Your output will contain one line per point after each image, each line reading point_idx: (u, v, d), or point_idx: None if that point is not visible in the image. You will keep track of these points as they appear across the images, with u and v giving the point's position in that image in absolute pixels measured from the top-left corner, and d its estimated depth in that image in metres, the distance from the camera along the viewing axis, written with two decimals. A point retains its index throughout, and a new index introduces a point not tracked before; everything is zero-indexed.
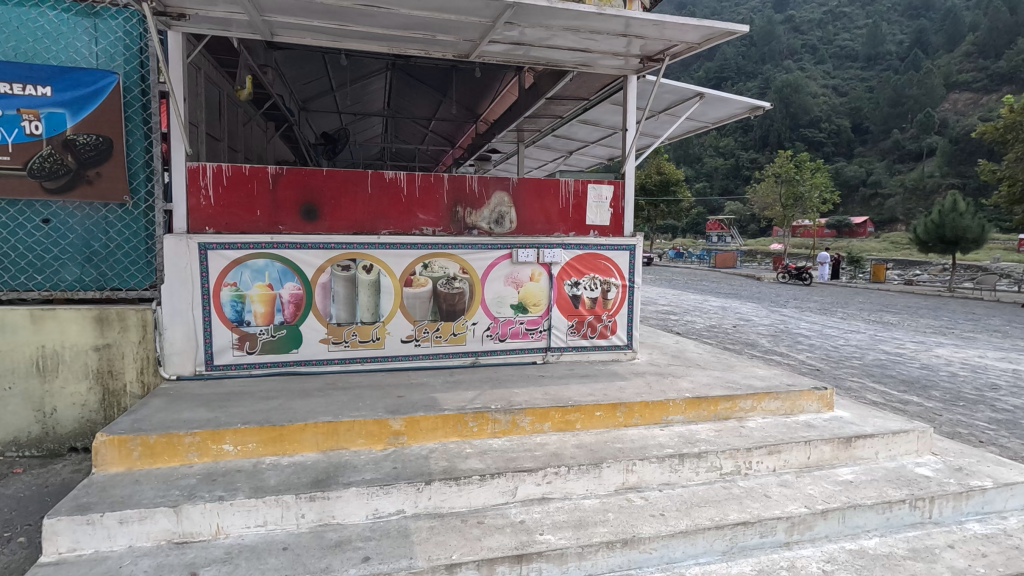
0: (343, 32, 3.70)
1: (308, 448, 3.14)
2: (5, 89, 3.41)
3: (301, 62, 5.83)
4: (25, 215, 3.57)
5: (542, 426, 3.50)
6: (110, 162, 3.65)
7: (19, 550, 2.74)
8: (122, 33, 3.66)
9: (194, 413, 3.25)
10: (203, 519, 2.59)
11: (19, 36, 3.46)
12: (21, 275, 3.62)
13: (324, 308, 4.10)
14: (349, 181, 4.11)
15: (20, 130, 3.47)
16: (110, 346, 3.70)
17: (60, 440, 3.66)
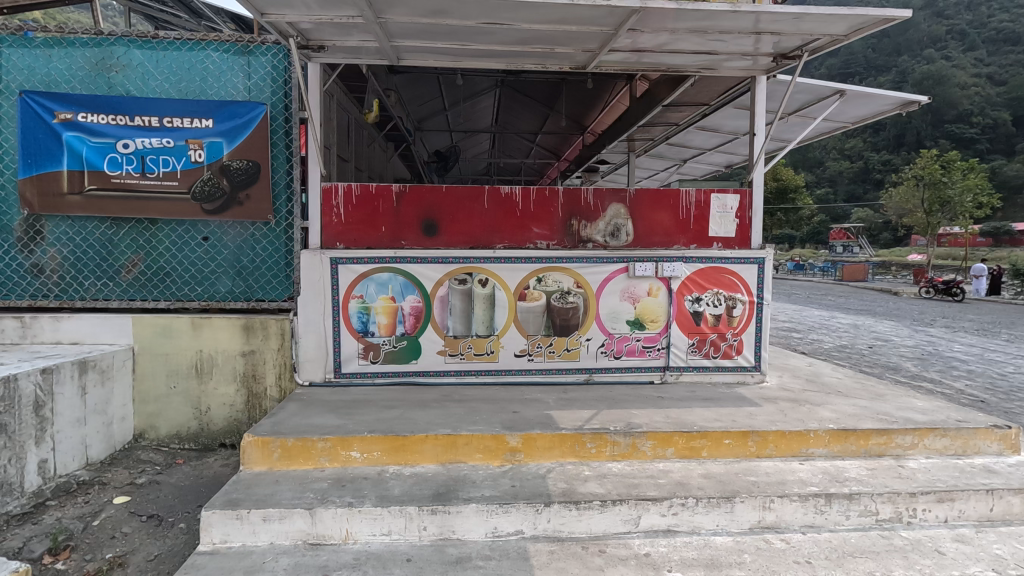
0: (464, 52, 3.79)
1: (428, 459, 3.18)
2: (178, 123, 3.90)
3: (421, 84, 6.12)
4: (190, 234, 4.05)
5: (664, 452, 3.29)
6: (257, 184, 4.01)
7: (180, 536, 3.04)
8: (270, 67, 4.03)
9: (325, 419, 3.44)
10: (334, 523, 2.70)
11: (189, 76, 3.96)
12: (186, 286, 4.10)
13: (441, 320, 4.19)
14: (466, 196, 4.19)
15: (187, 159, 3.93)
16: (254, 352, 4.04)
17: (212, 436, 4.07)
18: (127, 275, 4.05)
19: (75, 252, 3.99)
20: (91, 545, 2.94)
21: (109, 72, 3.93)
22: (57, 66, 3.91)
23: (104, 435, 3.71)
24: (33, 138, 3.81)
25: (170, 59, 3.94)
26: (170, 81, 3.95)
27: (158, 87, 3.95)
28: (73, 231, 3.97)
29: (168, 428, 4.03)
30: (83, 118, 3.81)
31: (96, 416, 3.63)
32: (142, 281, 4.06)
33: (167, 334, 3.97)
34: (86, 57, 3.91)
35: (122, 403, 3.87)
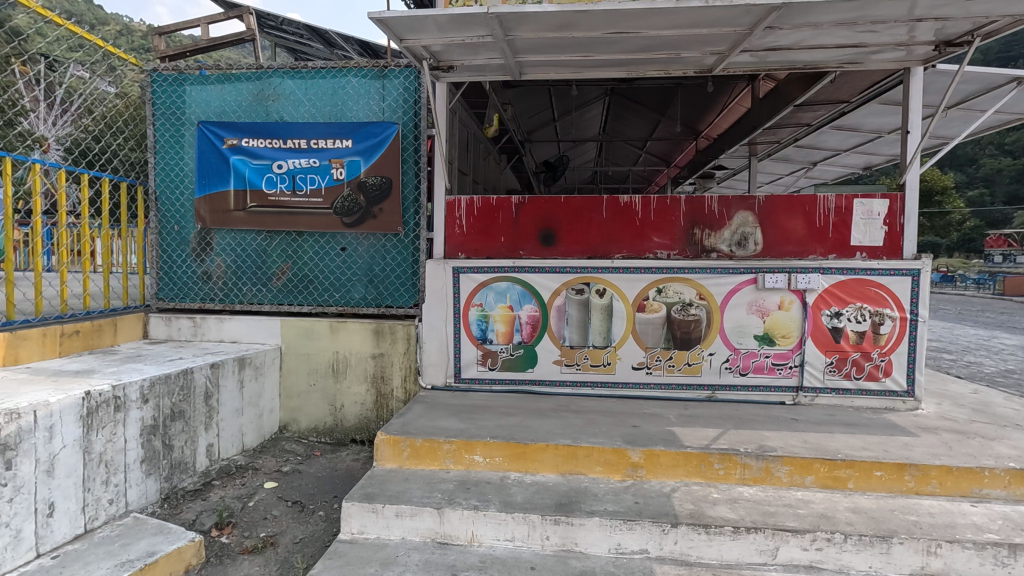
0: (586, 63, 3.80)
1: (548, 468, 3.19)
2: (323, 144, 4.29)
3: (536, 97, 6.23)
4: (330, 244, 4.43)
5: (802, 480, 3.03)
6: (390, 199, 4.30)
7: (321, 523, 3.31)
8: (403, 89, 4.31)
9: (448, 422, 3.58)
10: (461, 524, 2.79)
11: (333, 101, 4.36)
12: (325, 292, 4.47)
13: (558, 330, 4.20)
14: (585, 206, 4.18)
15: (330, 176, 4.30)
16: (383, 355, 4.32)
17: (345, 432, 4.38)
18: (277, 282, 4.50)
19: (237, 261, 4.53)
20: (248, 523, 3.28)
21: (267, 101, 4.43)
22: (226, 99, 4.48)
23: (256, 425, 4.14)
24: (208, 162, 4.39)
25: (317, 87, 4.36)
26: (316, 107, 4.38)
27: (307, 113, 4.39)
28: (235, 243, 4.51)
29: (308, 422, 4.41)
30: (246, 143, 4.33)
31: (251, 408, 4.07)
32: (289, 287, 4.50)
33: (309, 336, 4.36)
34: (249, 90, 4.45)
35: (271, 397, 4.30)
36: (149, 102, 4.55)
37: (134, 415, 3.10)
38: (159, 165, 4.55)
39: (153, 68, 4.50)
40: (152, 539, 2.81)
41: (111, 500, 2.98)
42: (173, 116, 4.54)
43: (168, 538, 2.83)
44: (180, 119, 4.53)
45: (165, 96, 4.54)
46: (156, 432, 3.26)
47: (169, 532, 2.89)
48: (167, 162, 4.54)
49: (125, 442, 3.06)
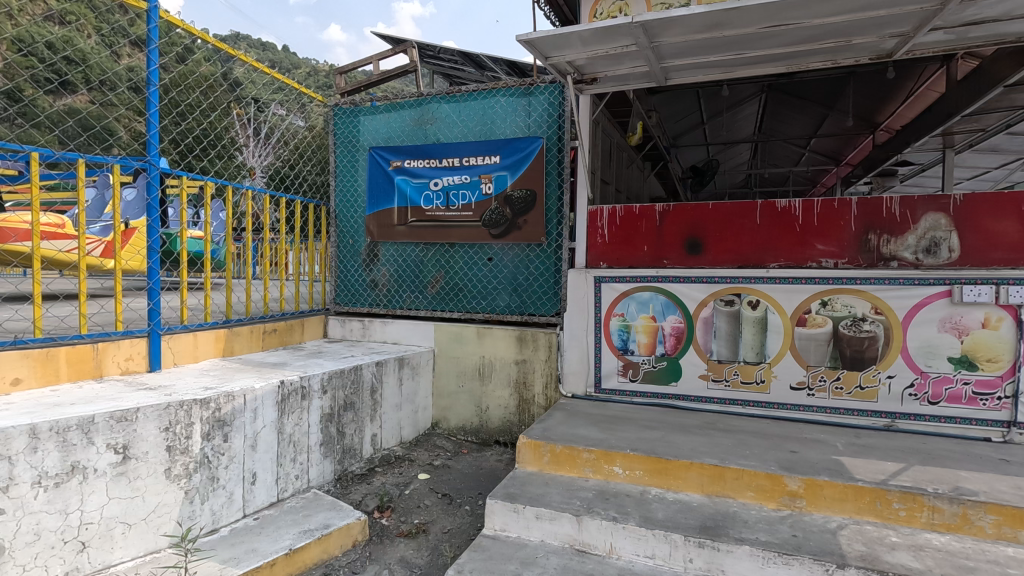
0: (738, 61, 3.60)
1: (693, 488, 3.04)
2: (473, 161, 4.59)
3: (683, 101, 6.01)
4: (479, 255, 4.71)
5: (1014, 534, 2.51)
6: (534, 211, 4.46)
7: (466, 517, 3.52)
8: (547, 104, 4.46)
9: (588, 431, 3.59)
10: (599, 534, 2.78)
11: (483, 120, 4.65)
12: (474, 300, 4.77)
13: (705, 343, 3.98)
14: (736, 213, 3.94)
15: (479, 191, 4.59)
16: (525, 361, 4.48)
17: (489, 433, 4.60)
18: (432, 290, 4.90)
19: (398, 270, 5.02)
20: (404, 509, 3.60)
21: (426, 125, 4.87)
22: (392, 125, 5.02)
23: (412, 420, 4.53)
24: (377, 182, 4.96)
25: (470, 109, 4.69)
26: (468, 127, 4.71)
27: (461, 133, 4.75)
28: (397, 254, 5.01)
29: (456, 421, 4.71)
30: (408, 164, 4.81)
31: (408, 404, 4.47)
32: (442, 295, 4.87)
33: (459, 341, 4.67)
34: (411, 116, 4.92)
35: (425, 395, 4.68)
36: (331, 133, 5.27)
37: (316, 403, 3.59)
38: (338, 186, 5.24)
39: (335, 103, 5.20)
40: (328, 514, 3.22)
41: (297, 476, 3.48)
42: (349, 144, 5.19)
43: (340, 514, 3.22)
44: (355, 145, 5.16)
45: (344, 127, 5.22)
46: (332, 419, 3.73)
47: (341, 509, 3.29)
48: (345, 184, 5.21)
49: (309, 426, 3.56)
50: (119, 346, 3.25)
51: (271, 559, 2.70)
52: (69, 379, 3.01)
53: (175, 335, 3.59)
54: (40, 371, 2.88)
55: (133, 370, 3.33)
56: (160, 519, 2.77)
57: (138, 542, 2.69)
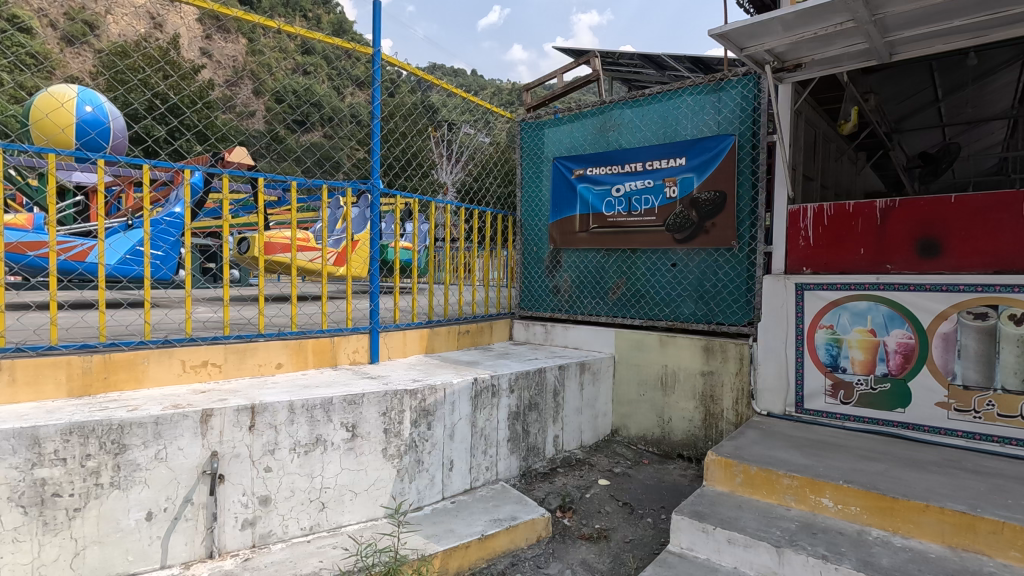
0: (995, 22, 2.94)
1: (929, 536, 2.55)
2: (657, 165, 4.49)
3: (910, 77, 5.11)
4: (662, 260, 4.59)
5: None
6: (723, 213, 4.19)
7: (649, 529, 3.43)
8: (740, 98, 4.15)
9: (789, 454, 3.24)
10: (804, 571, 2.47)
11: (667, 122, 4.52)
12: (656, 307, 4.65)
13: (944, 364, 3.30)
14: (990, 206, 3.18)
15: (663, 196, 4.46)
16: (713, 373, 4.21)
17: (672, 445, 4.41)
18: (612, 296, 4.90)
19: (580, 276, 5.11)
20: (585, 512, 3.64)
21: (608, 132, 4.89)
22: (575, 134, 5.15)
23: (592, 425, 4.57)
24: (560, 191, 5.13)
25: (653, 112, 4.60)
26: (652, 130, 4.61)
27: (644, 137, 4.66)
28: (578, 260, 5.11)
29: (637, 430, 4.61)
30: (590, 172, 4.89)
31: (588, 408, 4.52)
32: (622, 301, 4.84)
33: (640, 348, 4.58)
34: (594, 124, 4.99)
35: (605, 401, 4.68)
36: (518, 147, 5.59)
37: (504, 401, 3.83)
38: (524, 197, 5.54)
39: (522, 118, 5.50)
40: (515, 506, 3.41)
41: (487, 467, 3.75)
42: (534, 156, 5.46)
43: (525, 509, 3.38)
44: (539, 156, 5.40)
45: (530, 140, 5.49)
46: (518, 418, 3.94)
47: (526, 504, 3.45)
48: (529, 195, 5.49)
49: (498, 422, 3.81)
50: (349, 341, 3.84)
51: (466, 541, 2.94)
52: (314, 366, 3.66)
53: (389, 333, 4.13)
54: (295, 358, 3.56)
55: (358, 361, 3.90)
56: (378, 492, 3.21)
57: (363, 508, 3.16)
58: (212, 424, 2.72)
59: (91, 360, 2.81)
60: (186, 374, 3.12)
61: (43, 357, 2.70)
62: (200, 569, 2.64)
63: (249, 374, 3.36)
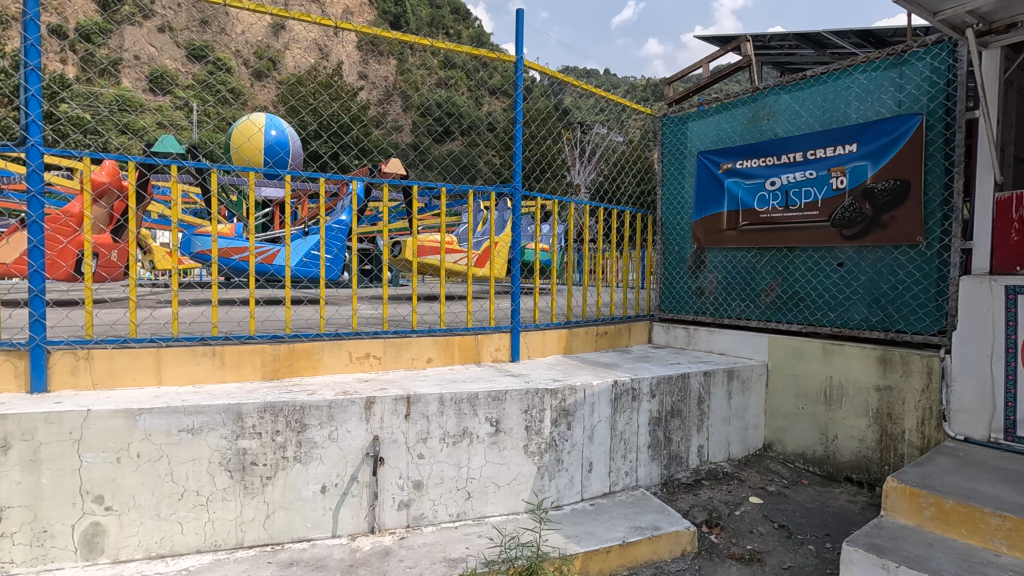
0: None
1: None
2: (821, 153, 4.04)
3: None
4: (826, 260, 4.16)
5: None
6: (905, 205, 3.64)
7: (811, 558, 3.10)
8: (929, 71, 3.57)
9: (996, 489, 2.72)
10: None
11: (834, 106, 4.07)
12: (819, 311, 4.22)
13: None
14: None
15: (828, 187, 4.01)
16: (892, 388, 3.67)
17: (837, 467, 3.94)
18: (766, 298, 4.54)
19: (728, 278, 4.81)
20: (735, 531, 3.38)
21: (761, 121, 4.54)
22: (723, 126, 4.85)
23: (741, 438, 4.25)
24: (705, 187, 4.86)
25: (817, 95, 4.17)
26: (815, 116, 4.18)
27: (805, 124, 4.25)
28: (727, 260, 4.82)
29: (794, 446, 4.19)
30: (740, 165, 4.56)
31: (737, 419, 4.21)
32: (778, 304, 4.47)
33: (798, 357, 4.16)
34: (744, 114, 4.66)
35: (756, 412, 4.33)
36: (659, 143, 5.41)
37: (645, 405, 3.71)
38: (665, 195, 5.34)
39: (663, 113, 5.30)
40: (657, 516, 3.28)
41: (627, 472, 3.66)
42: (677, 151, 5.24)
43: (669, 519, 3.24)
44: (682, 152, 5.17)
45: (672, 135, 5.29)
46: (660, 424, 3.79)
47: (669, 514, 3.31)
48: (671, 192, 5.29)
49: (638, 427, 3.70)
50: (491, 339, 3.97)
51: (607, 546, 2.90)
52: (460, 361, 3.85)
53: (530, 332, 4.20)
54: (443, 353, 3.78)
55: (500, 358, 4.03)
56: (520, 487, 3.29)
57: (505, 501, 3.26)
58: (375, 410, 3.00)
59: (279, 348, 3.26)
60: (353, 364, 3.48)
61: (244, 344, 3.20)
62: (364, 541, 2.91)
63: (404, 367, 3.64)
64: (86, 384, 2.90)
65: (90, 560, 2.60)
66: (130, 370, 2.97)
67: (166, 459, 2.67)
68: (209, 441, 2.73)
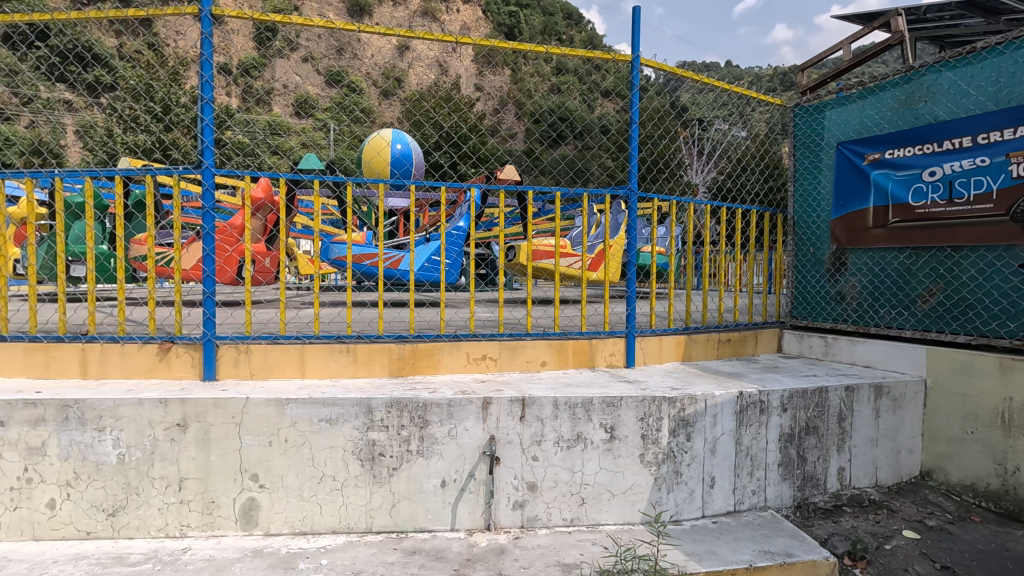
0: None
1: None
2: (996, 137, 3.45)
3: None
4: (1003, 261, 3.56)
5: None
6: None
7: None
8: None
9: None
10: None
11: (1014, 80, 3.47)
12: (993, 320, 3.64)
13: None
14: None
15: (1006, 176, 3.40)
16: None
17: (1020, 504, 3.32)
18: (923, 305, 4.01)
19: (874, 281, 4.33)
20: (885, 567, 2.99)
21: (917, 104, 4.02)
22: (869, 113, 4.37)
23: (892, 462, 3.77)
24: (847, 181, 4.41)
25: (990, 70, 3.59)
26: (987, 93, 3.60)
27: (974, 103, 3.68)
28: (873, 262, 4.33)
29: (961, 476, 3.60)
30: (889, 155, 4.07)
31: (887, 440, 3.74)
32: (939, 312, 3.93)
33: (967, 373, 3.59)
34: (896, 97, 4.15)
35: (912, 434, 3.80)
36: (791, 135, 4.99)
37: (775, 420, 3.43)
38: (798, 192, 4.92)
39: (796, 103, 4.90)
40: (789, 541, 3.01)
41: (754, 491, 3.40)
42: (812, 144, 4.81)
43: (803, 547, 2.95)
44: (819, 144, 4.74)
45: (806, 126, 4.87)
46: (792, 441, 3.48)
47: (804, 541, 3.02)
48: (805, 188, 4.86)
49: (767, 443, 3.43)
50: (605, 343, 3.89)
51: (732, 569, 2.71)
52: (574, 366, 3.83)
53: (646, 338, 4.05)
54: (557, 357, 3.78)
55: (615, 364, 3.93)
56: (636, 497, 3.19)
57: (621, 511, 3.18)
58: (492, 410, 3.08)
59: (404, 347, 3.47)
60: (470, 364, 3.61)
61: (374, 343, 3.45)
62: (480, 538, 3.00)
63: (519, 369, 3.70)
64: (245, 375, 3.31)
65: (247, 530, 2.95)
66: (280, 363, 3.34)
67: (308, 446, 2.96)
68: (344, 431, 2.98)
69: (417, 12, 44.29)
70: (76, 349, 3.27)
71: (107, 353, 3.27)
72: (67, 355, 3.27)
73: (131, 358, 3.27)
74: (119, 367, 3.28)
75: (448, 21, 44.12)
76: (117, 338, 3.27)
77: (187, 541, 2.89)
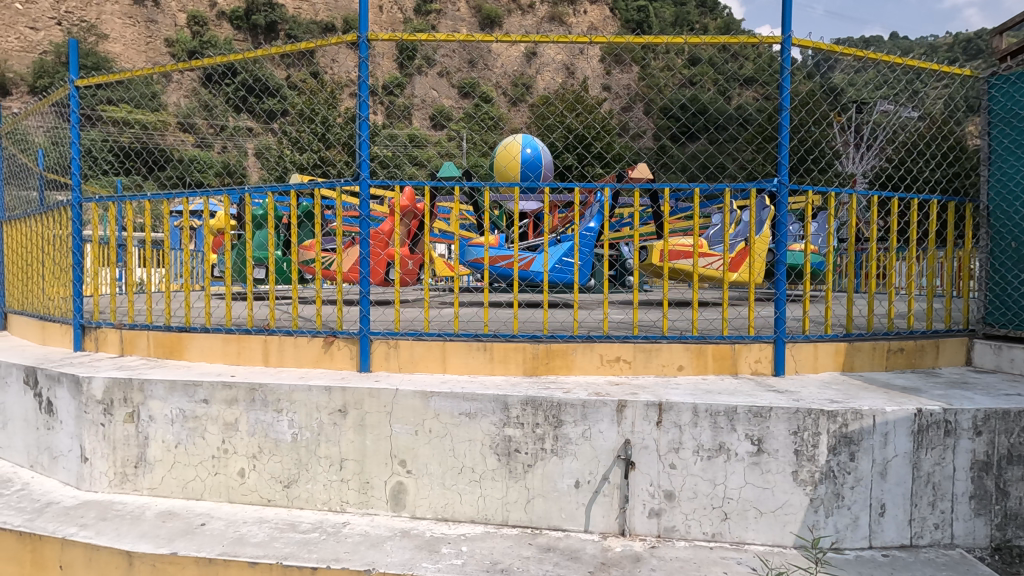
0: None
1: None
2: None
3: None
4: None
5: None
6: None
7: None
8: None
9: None
10: None
11: None
12: None
13: None
14: None
15: None
16: None
17: None
18: None
19: None
20: None
21: None
22: None
23: None
24: None
25: None
26: None
27: None
28: None
29: None
30: None
31: None
32: None
33: None
34: None
35: None
36: (984, 110, 4.24)
37: (964, 444, 2.95)
38: (992, 178, 4.17)
39: (991, 73, 4.13)
40: None
41: (937, 525, 2.93)
42: (1013, 119, 4.06)
43: None
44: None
45: (1006, 99, 4.10)
46: (988, 471, 2.96)
47: None
48: (1004, 172, 4.09)
49: (953, 470, 2.95)
50: (750, 349, 3.61)
51: None
52: (715, 372, 3.61)
53: (798, 344, 3.68)
54: (695, 362, 3.59)
55: (761, 371, 3.63)
56: (787, 517, 2.92)
57: (769, 531, 2.93)
58: (627, 414, 3.01)
59: (538, 347, 3.54)
60: (604, 366, 3.56)
61: (509, 342, 3.55)
62: (615, 542, 2.95)
63: (654, 373, 3.58)
64: (395, 368, 3.60)
65: (396, 511, 3.20)
66: (424, 358, 3.58)
67: (449, 437, 3.14)
68: (482, 425, 3.11)
69: (545, 19, 44.99)
70: (261, 340, 3.79)
71: (284, 345, 3.75)
72: (253, 345, 3.81)
73: (302, 349, 3.71)
74: (293, 357, 3.74)
75: (575, 24, 44.08)
76: (292, 332, 3.74)
77: (346, 516, 3.21)
